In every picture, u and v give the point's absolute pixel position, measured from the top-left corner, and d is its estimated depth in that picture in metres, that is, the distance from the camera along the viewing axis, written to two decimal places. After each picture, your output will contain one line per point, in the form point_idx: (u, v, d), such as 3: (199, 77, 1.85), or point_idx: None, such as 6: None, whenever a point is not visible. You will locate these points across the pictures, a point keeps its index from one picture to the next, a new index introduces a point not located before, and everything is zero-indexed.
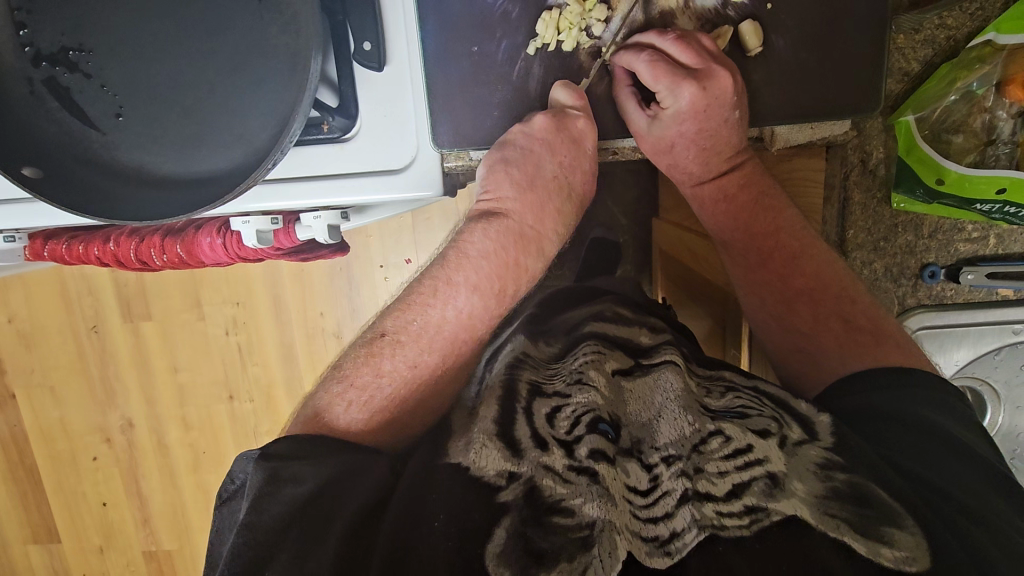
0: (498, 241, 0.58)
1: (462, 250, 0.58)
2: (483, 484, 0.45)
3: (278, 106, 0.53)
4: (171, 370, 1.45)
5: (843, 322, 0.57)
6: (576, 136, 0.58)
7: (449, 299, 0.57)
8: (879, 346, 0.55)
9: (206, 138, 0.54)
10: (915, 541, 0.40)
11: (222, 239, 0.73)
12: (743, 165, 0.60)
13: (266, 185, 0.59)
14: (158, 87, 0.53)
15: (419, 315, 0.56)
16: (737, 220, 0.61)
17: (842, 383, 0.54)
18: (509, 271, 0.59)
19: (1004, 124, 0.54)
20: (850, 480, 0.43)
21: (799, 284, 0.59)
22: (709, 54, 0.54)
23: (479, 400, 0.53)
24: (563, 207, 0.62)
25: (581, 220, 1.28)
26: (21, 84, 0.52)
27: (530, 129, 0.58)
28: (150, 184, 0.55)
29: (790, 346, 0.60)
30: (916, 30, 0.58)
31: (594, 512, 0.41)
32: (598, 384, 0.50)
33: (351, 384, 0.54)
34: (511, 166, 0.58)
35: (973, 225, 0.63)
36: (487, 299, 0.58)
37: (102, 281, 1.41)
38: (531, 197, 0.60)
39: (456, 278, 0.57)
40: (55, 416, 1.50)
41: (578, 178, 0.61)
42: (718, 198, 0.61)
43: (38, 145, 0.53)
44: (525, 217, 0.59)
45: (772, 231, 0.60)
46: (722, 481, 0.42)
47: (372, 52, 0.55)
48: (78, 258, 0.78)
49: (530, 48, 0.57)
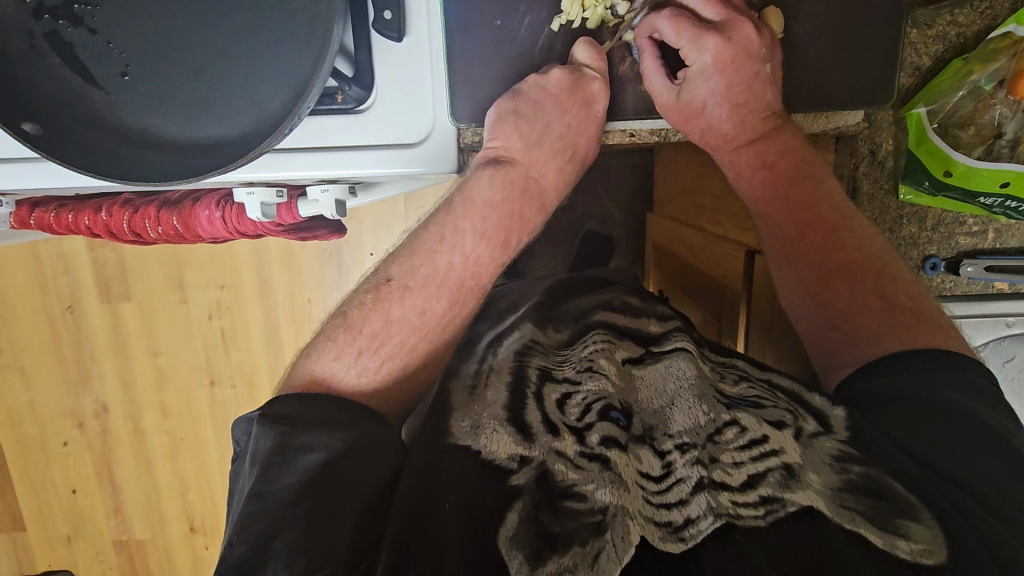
0: (504, 192, 0.58)
1: (470, 200, 0.57)
2: (493, 467, 0.44)
3: (294, 72, 0.51)
4: (150, 353, 1.41)
5: (883, 300, 0.55)
6: (589, 97, 0.57)
7: (456, 246, 0.57)
8: (917, 327, 0.53)
9: (218, 103, 0.53)
10: (931, 534, 0.40)
11: (221, 212, 0.71)
12: (781, 132, 0.59)
13: (275, 154, 0.57)
14: (168, 47, 0.51)
15: (426, 261, 0.56)
16: (775, 189, 0.60)
17: (878, 361, 0.53)
18: (514, 223, 0.59)
19: (1009, 121, 0.56)
20: (865, 473, 0.43)
21: (836, 257, 0.58)
22: (734, 8, 0.56)
23: (484, 382, 0.52)
24: (565, 167, 0.62)
25: (576, 212, 1.28)
26: (22, 37, 0.50)
27: (544, 84, 0.57)
28: (157, 147, 0.53)
29: (824, 324, 0.58)
30: (928, 25, 0.59)
31: (606, 498, 0.40)
32: (608, 372, 0.51)
33: (359, 332, 0.54)
34: (523, 119, 0.58)
35: (974, 219, 0.65)
36: (492, 248, 0.58)
37: (80, 258, 1.37)
38: (537, 155, 0.60)
39: (462, 226, 0.57)
40: (24, 399, 1.44)
41: (585, 140, 0.61)
42: (756, 166, 0.60)
43: (40, 102, 0.50)
44: (531, 170, 0.60)
45: (812, 202, 0.59)
46: (736, 472, 0.42)
47: (392, 21, 0.54)
48: (66, 228, 0.75)
49: (554, 24, 0.57)
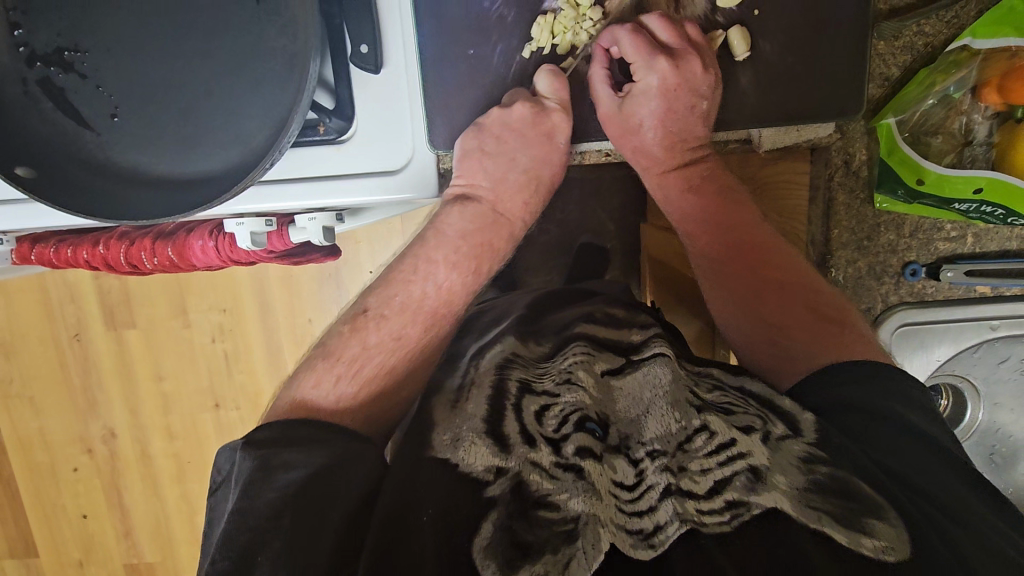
0: (475, 224, 0.61)
1: (441, 230, 0.61)
2: (471, 479, 0.45)
3: (275, 107, 0.53)
4: (155, 378, 1.43)
5: (812, 311, 0.57)
6: (550, 129, 0.60)
7: (430, 274, 0.59)
8: (844, 334, 0.55)
9: (203, 139, 0.54)
10: (896, 532, 0.40)
11: (215, 241, 0.73)
12: (705, 160, 0.63)
13: (262, 186, 0.59)
14: (152, 88, 0.53)
15: (401, 290, 0.59)
16: (705, 210, 0.62)
17: (820, 373, 0.53)
18: (485, 253, 0.61)
19: (980, 126, 0.58)
20: (832, 473, 0.43)
21: (763, 273, 0.60)
22: (689, 38, 0.58)
23: (467, 394, 0.53)
24: (531, 201, 0.64)
25: (568, 225, 1.30)
26: (16, 85, 0.52)
27: (506, 117, 0.59)
28: (147, 183, 0.55)
29: (760, 339, 0.59)
30: (895, 37, 0.60)
31: (579, 506, 0.41)
32: (586, 384, 0.50)
33: (339, 359, 0.56)
34: (486, 154, 0.60)
35: (951, 225, 0.65)
36: (465, 276, 0.60)
37: (84, 287, 1.39)
38: (503, 189, 0.62)
39: (436, 256, 0.60)
40: (34, 426, 1.46)
41: (550, 172, 0.63)
42: (685, 188, 0.62)
43: (32, 145, 0.52)
44: (497, 204, 0.62)
45: (736, 222, 0.61)
46: (705, 478, 0.43)
47: (369, 54, 0.56)
48: (66, 261, 0.77)
49: (525, 51, 0.59)
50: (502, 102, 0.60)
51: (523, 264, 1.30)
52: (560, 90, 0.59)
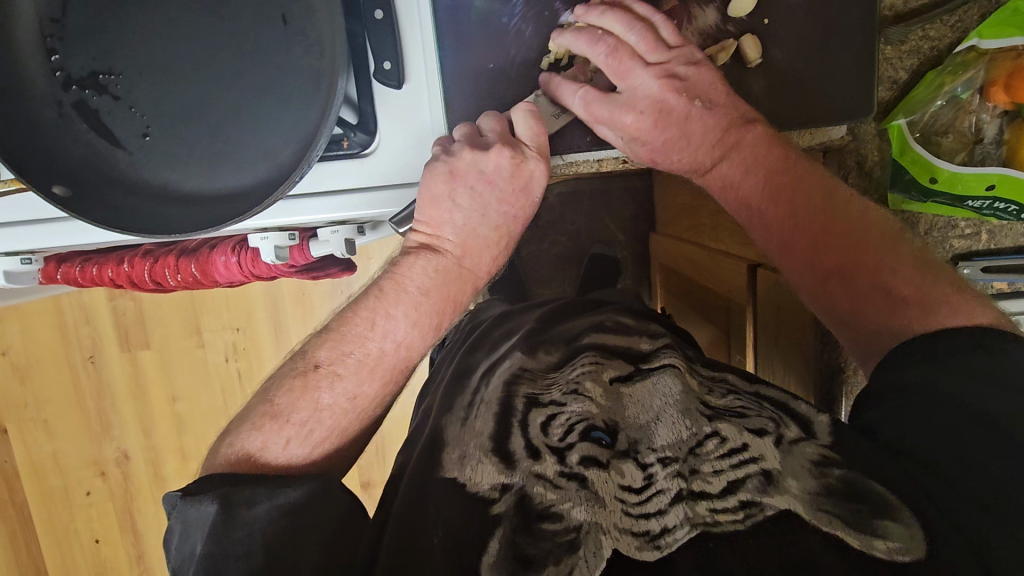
0: (437, 280, 0.57)
1: (399, 284, 0.56)
2: (478, 499, 0.45)
3: (302, 123, 0.55)
4: (170, 399, 1.44)
5: (882, 295, 0.52)
6: (527, 179, 0.57)
7: (388, 331, 0.56)
8: (924, 316, 0.50)
9: (233, 156, 0.56)
10: (908, 532, 0.40)
11: (237, 257, 0.75)
12: (748, 140, 0.55)
13: (287, 201, 0.61)
14: (182, 108, 0.55)
15: (358, 346, 0.56)
16: (755, 202, 0.57)
17: (912, 341, 0.50)
18: (447, 309, 0.58)
19: (988, 125, 0.59)
20: (844, 476, 0.43)
21: (828, 263, 0.54)
22: (672, 47, 0.55)
23: (474, 411, 0.53)
24: (498, 257, 0.60)
25: (579, 237, 1.31)
26: (52, 107, 0.54)
27: (480, 165, 0.56)
28: (177, 200, 0.56)
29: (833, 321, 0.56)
30: (902, 41, 0.61)
31: (581, 515, 0.42)
32: (593, 394, 0.49)
33: (288, 421, 0.53)
34: (456, 201, 0.56)
35: (965, 222, 0.66)
36: (424, 333, 0.57)
37: (100, 309, 1.40)
38: (472, 242, 0.58)
39: (395, 312, 0.56)
40: (48, 450, 1.47)
41: (521, 228, 0.60)
42: (728, 186, 0.58)
43: (67, 164, 0.54)
44: (463, 258, 0.58)
45: (792, 211, 0.56)
46: (716, 479, 0.42)
47: (392, 71, 0.58)
48: (92, 280, 0.78)
49: (543, 63, 0.60)
50: (480, 138, 0.57)
51: (533, 276, 1.31)
52: (538, 134, 0.57)
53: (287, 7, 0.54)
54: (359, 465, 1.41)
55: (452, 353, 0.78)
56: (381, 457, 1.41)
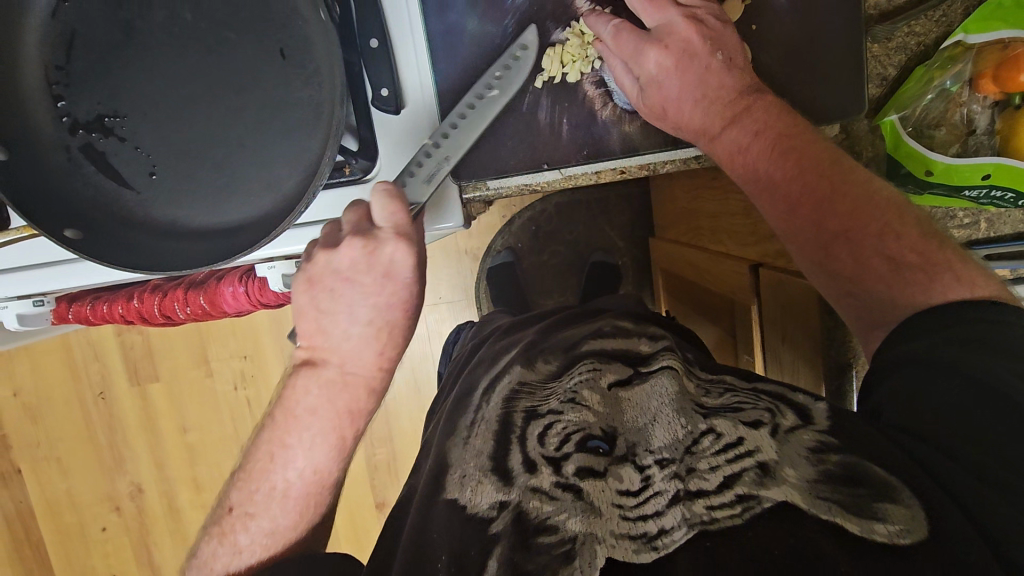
0: (322, 395, 0.55)
1: (290, 410, 0.56)
2: (476, 519, 0.45)
3: (303, 153, 0.56)
4: (181, 430, 1.44)
5: (889, 261, 0.50)
6: (389, 267, 0.53)
7: (288, 461, 0.57)
8: (932, 281, 0.49)
9: (238, 189, 0.57)
10: (909, 513, 0.39)
11: (244, 286, 0.76)
12: (754, 105, 0.55)
13: (293, 230, 0.62)
14: (186, 145, 0.56)
15: (262, 483, 0.58)
16: (760, 167, 0.55)
17: (921, 316, 0.48)
18: (342, 421, 0.56)
19: (980, 116, 0.60)
20: (843, 461, 0.43)
21: (835, 228, 0.52)
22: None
23: (474, 428, 0.53)
24: (386, 352, 0.56)
25: (579, 246, 1.32)
26: (59, 152, 0.55)
27: (334, 265, 0.53)
28: (184, 235, 0.57)
29: (837, 293, 0.53)
30: (888, 39, 0.62)
31: (576, 526, 0.42)
32: (591, 403, 0.51)
33: (215, 565, 0.58)
34: (321, 310, 0.54)
35: (963, 212, 0.67)
36: (332, 451, 0.57)
37: (108, 344, 1.41)
38: (346, 347, 0.55)
39: (289, 441, 0.57)
40: (62, 488, 1.47)
41: (402, 315, 0.56)
42: (733, 151, 0.56)
43: (75, 207, 0.55)
44: (344, 363, 0.55)
45: (798, 174, 0.53)
46: (713, 476, 0.43)
47: (389, 96, 0.59)
48: (102, 317, 0.78)
49: (537, 81, 0.61)
50: (338, 233, 0.55)
51: (536, 287, 1.32)
52: (394, 214, 0.53)
53: (285, 41, 0.55)
54: (373, 486, 1.41)
55: (459, 370, 0.77)
56: (395, 476, 1.41)
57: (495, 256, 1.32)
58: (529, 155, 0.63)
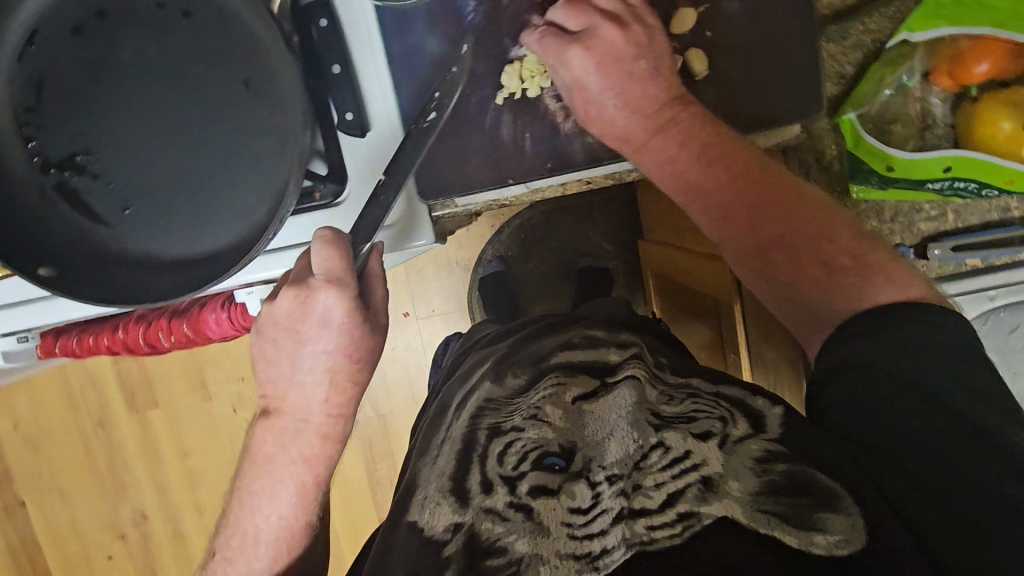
0: (276, 442, 0.59)
1: (253, 459, 0.60)
2: (432, 541, 0.46)
3: (272, 180, 0.57)
4: (180, 455, 1.45)
5: (823, 266, 0.53)
6: (321, 317, 0.54)
7: (256, 508, 0.61)
8: (863, 283, 0.52)
9: (210, 219, 0.58)
10: (850, 523, 0.41)
11: (227, 312, 0.77)
12: (685, 114, 0.58)
13: (267, 256, 0.63)
14: (158, 179, 0.57)
15: (237, 529, 0.62)
16: (697, 176, 0.57)
17: (855, 316, 0.52)
18: (301, 468, 0.60)
19: (936, 109, 0.65)
20: (788, 471, 0.44)
21: (769, 236, 0.55)
22: (628, 6, 0.59)
23: (441, 448, 0.55)
24: (333, 398, 0.58)
25: (568, 252, 1.33)
26: (33, 192, 0.56)
27: (275, 315, 0.55)
28: (160, 267, 0.58)
29: (777, 299, 0.56)
30: (843, 37, 0.65)
31: (522, 548, 0.42)
32: (552, 419, 0.51)
33: None
34: (269, 361, 0.57)
35: (929, 205, 0.70)
36: (300, 496, 0.61)
37: (105, 373, 1.42)
38: (293, 396, 0.57)
39: (253, 488, 0.61)
40: (65, 518, 1.47)
41: (343, 363, 0.56)
42: (664, 162, 0.58)
43: (51, 246, 0.56)
44: (293, 412, 0.58)
45: (730, 184, 0.56)
46: (659, 493, 0.43)
47: (354, 120, 0.60)
48: (88, 349, 0.79)
49: (498, 98, 0.63)
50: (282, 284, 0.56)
51: (527, 295, 1.32)
52: (324, 261, 0.53)
53: (249, 72, 0.56)
54: (375, 501, 1.41)
55: (445, 378, 0.79)
56: None
57: (485, 267, 1.32)
58: (494, 171, 0.64)
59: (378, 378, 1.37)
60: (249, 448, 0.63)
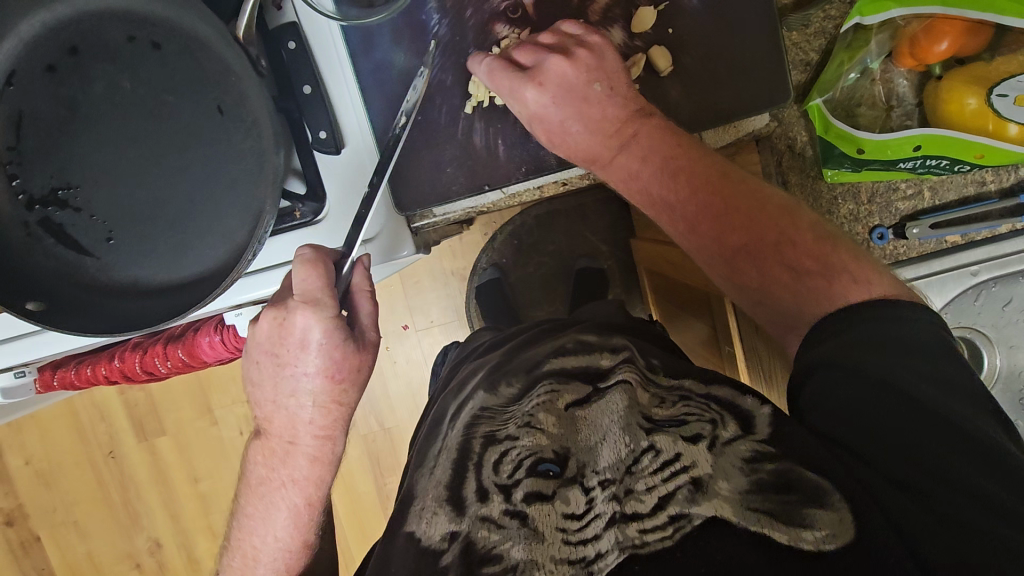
0: (264, 463, 0.61)
1: (248, 480, 0.62)
2: (429, 551, 0.46)
3: (250, 202, 0.58)
4: (191, 480, 1.45)
5: (789, 270, 0.55)
6: (301, 338, 0.55)
7: (254, 529, 0.63)
8: (830, 285, 0.53)
9: (192, 244, 0.59)
10: (838, 518, 0.41)
11: (220, 335, 0.77)
12: (642, 125, 0.60)
13: (252, 277, 0.63)
14: (138, 208, 0.58)
15: (237, 550, 0.64)
16: (659, 186, 0.60)
17: (823, 321, 0.52)
18: (290, 488, 0.61)
19: (903, 90, 0.67)
20: (776, 469, 0.44)
21: (734, 242, 0.57)
22: (569, 34, 0.60)
23: (437, 458, 0.55)
24: (319, 416, 0.58)
25: (563, 255, 1.33)
26: (19, 229, 0.57)
27: (259, 337, 0.56)
28: (146, 294, 0.59)
29: (750, 302, 0.58)
30: (805, 26, 0.68)
31: (519, 554, 0.42)
32: (545, 425, 0.52)
33: None
34: (259, 384, 0.59)
35: (905, 184, 0.71)
36: (298, 515, 0.62)
37: (112, 403, 1.43)
38: (280, 418, 0.58)
39: (249, 510, 0.62)
40: (82, 551, 1.48)
41: (328, 383, 0.57)
42: (627, 177, 0.62)
43: (38, 281, 0.57)
44: (282, 433, 0.59)
45: (688, 194, 0.59)
46: (650, 496, 0.43)
47: (328, 139, 0.60)
48: (87, 380, 0.79)
49: (467, 107, 0.64)
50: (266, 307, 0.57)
51: (523, 300, 1.33)
52: (302, 281, 0.54)
53: (221, 98, 0.57)
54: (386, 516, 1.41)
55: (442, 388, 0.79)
56: None
57: (482, 274, 1.32)
58: (470, 179, 0.65)
59: (383, 392, 1.37)
60: (249, 467, 0.63)
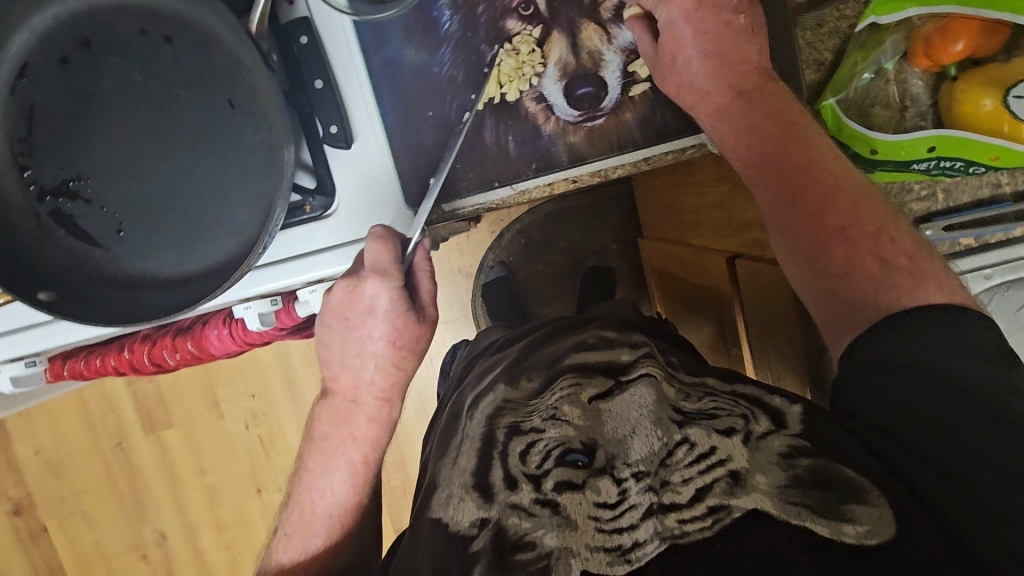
0: (329, 421, 0.63)
1: (311, 436, 0.65)
2: (457, 535, 0.47)
3: (261, 196, 0.58)
4: (198, 473, 1.46)
5: (880, 261, 0.55)
6: (369, 304, 0.58)
7: (313, 485, 0.64)
8: (917, 286, 0.53)
9: (203, 237, 0.60)
10: (876, 514, 0.42)
11: (229, 328, 0.77)
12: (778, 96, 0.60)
13: (265, 270, 0.64)
14: (149, 200, 0.59)
15: (297, 503, 0.65)
16: (825, 145, 0.58)
17: (903, 313, 0.52)
18: (348, 445, 0.63)
19: (918, 89, 0.65)
20: (813, 466, 0.44)
21: (832, 223, 0.56)
22: None
23: (461, 446, 0.55)
24: (379, 378, 0.62)
25: (572, 254, 1.33)
26: (30, 219, 0.57)
27: (331, 304, 0.60)
28: (155, 285, 0.60)
29: (820, 290, 0.56)
30: (819, 25, 0.67)
31: (551, 541, 0.43)
32: (570, 417, 0.50)
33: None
34: (327, 347, 0.63)
35: (918, 185, 0.71)
36: (355, 474, 0.64)
37: (120, 395, 1.44)
38: (347, 377, 0.62)
39: (309, 465, 0.64)
40: (90, 541, 1.50)
41: (389, 349, 0.61)
42: (744, 130, 0.59)
43: (48, 271, 0.58)
44: (346, 393, 0.63)
45: (808, 161, 0.57)
46: (685, 488, 0.43)
47: (339, 133, 0.61)
48: (97, 372, 0.81)
49: (478, 103, 0.63)
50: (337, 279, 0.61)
51: (532, 298, 1.33)
52: (374, 253, 0.58)
53: (232, 91, 0.57)
54: (391, 512, 1.41)
55: (455, 385, 0.78)
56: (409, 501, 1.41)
57: (489, 272, 1.32)
58: (480, 175, 0.65)
59: None
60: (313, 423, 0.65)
